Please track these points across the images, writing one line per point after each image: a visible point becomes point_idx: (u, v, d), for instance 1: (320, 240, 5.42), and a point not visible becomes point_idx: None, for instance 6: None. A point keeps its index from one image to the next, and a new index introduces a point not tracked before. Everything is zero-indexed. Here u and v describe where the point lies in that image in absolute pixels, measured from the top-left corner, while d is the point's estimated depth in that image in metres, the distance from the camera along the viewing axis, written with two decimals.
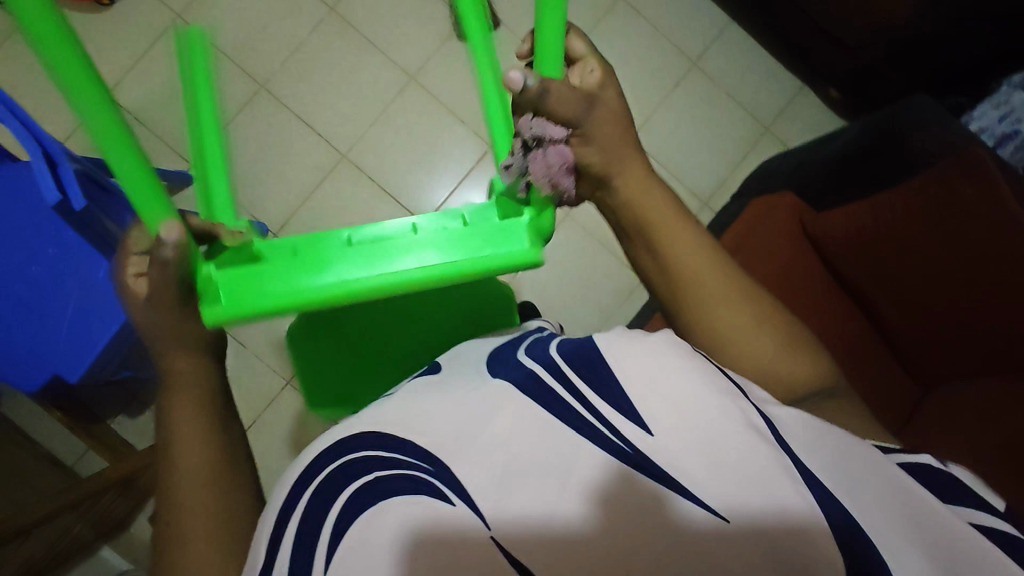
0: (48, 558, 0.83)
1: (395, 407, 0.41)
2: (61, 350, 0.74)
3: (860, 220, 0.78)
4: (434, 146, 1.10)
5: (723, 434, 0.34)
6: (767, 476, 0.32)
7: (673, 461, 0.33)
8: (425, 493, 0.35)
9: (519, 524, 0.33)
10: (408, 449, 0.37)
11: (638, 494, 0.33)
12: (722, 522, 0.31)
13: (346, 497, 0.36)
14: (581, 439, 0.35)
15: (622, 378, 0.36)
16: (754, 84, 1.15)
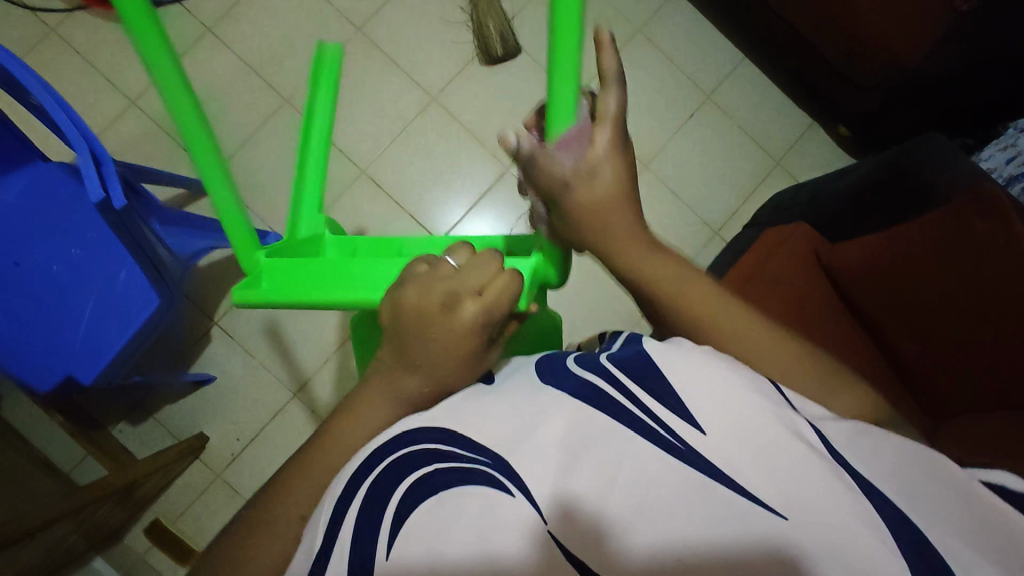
0: (42, 566, 0.80)
1: (453, 402, 0.40)
2: (75, 351, 0.73)
3: (874, 251, 0.80)
4: (451, 165, 1.11)
5: (774, 434, 0.33)
6: (827, 476, 0.31)
7: (728, 461, 0.33)
8: (486, 484, 0.34)
9: (577, 520, 0.32)
10: (470, 443, 0.37)
11: (691, 486, 0.32)
12: (779, 518, 0.30)
13: (404, 484, 0.36)
14: (633, 435, 0.35)
15: (674, 377, 0.36)
16: (766, 119, 1.19)
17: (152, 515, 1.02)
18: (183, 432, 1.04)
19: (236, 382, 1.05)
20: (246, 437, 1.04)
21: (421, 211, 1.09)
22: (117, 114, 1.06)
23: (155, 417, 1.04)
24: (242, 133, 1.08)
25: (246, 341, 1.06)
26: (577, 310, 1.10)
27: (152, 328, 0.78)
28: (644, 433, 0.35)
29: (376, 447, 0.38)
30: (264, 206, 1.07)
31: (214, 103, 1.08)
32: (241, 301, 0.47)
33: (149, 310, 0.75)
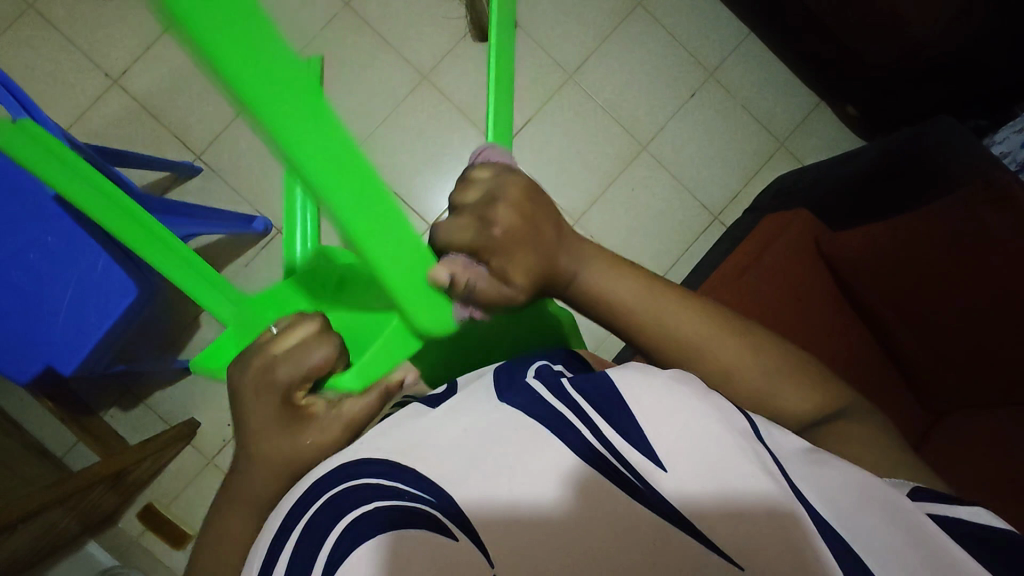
0: (31, 550, 0.80)
1: (398, 432, 0.43)
2: (56, 341, 0.72)
3: (874, 241, 0.76)
4: (443, 147, 1.08)
5: (727, 469, 0.38)
6: (776, 512, 0.36)
7: (688, 503, 0.37)
8: (425, 527, 0.37)
9: (524, 554, 0.37)
10: (410, 478, 0.39)
11: (662, 532, 0.37)
12: (737, 569, 0.35)
13: (341, 527, 0.37)
14: (594, 469, 0.39)
15: (636, 410, 0.41)
16: (771, 99, 1.14)
17: (145, 500, 1.02)
18: (174, 417, 1.04)
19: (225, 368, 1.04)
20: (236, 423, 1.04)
21: (413, 195, 1.07)
22: (99, 94, 1.03)
23: (146, 402, 1.03)
24: (228, 113, 1.05)
25: None
26: None
27: (133, 317, 0.77)
28: (606, 469, 0.39)
29: (317, 481, 0.40)
30: (253, 190, 1.04)
31: (198, 82, 1.05)
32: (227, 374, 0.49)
33: (128, 299, 0.74)
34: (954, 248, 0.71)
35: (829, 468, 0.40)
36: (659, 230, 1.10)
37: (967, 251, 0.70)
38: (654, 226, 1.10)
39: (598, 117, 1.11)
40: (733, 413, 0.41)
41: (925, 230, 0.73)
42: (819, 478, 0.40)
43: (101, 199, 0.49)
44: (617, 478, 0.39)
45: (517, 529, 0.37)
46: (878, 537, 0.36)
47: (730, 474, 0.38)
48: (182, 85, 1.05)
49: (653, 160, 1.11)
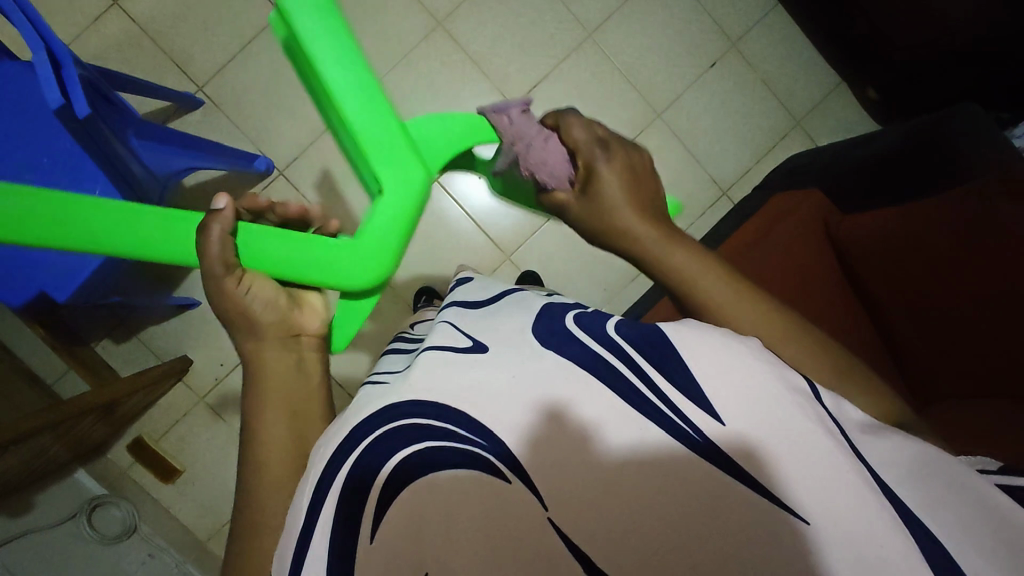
0: (22, 473, 0.81)
1: (445, 375, 0.40)
2: (51, 265, 0.71)
3: (886, 223, 0.76)
4: (454, 97, 1.05)
5: (795, 431, 0.35)
6: (849, 471, 0.34)
7: (751, 458, 0.35)
8: (480, 468, 0.36)
9: (570, 495, 0.35)
10: (461, 421, 0.38)
11: (731, 496, 0.34)
12: (802, 524, 0.33)
13: (393, 463, 0.37)
14: (649, 423, 0.36)
15: (694, 367, 0.38)
16: (792, 75, 1.12)
17: (135, 433, 1.02)
18: (166, 353, 1.03)
19: None
20: (229, 363, 1.04)
21: None
22: (99, 15, 0.99)
23: (139, 336, 1.02)
24: (232, 46, 1.01)
25: None
26: (573, 265, 1.08)
27: None
28: (658, 419, 0.36)
29: (370, 419, 0.39)
30: (257, 129, 1.02)
31: (203, 10, 1.00)
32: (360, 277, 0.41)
33: None
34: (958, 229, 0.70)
35: (882, 439, 0.37)
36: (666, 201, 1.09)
37: (970, 235, 0.69)
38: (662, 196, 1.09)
39: (615, 81, 1.08)
40: (792, 372, 0.39)
41: (928, 215, 0.73)
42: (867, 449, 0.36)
43: (126, 217, 0.37)
44: (674, 433, 0.36)
45: (563, 476, 0.35)
46: (930, 499, 0.34)
47: (798, 431, 0.35)
48: (187, 12, 1.00)
49: (667, 129, 1.09)
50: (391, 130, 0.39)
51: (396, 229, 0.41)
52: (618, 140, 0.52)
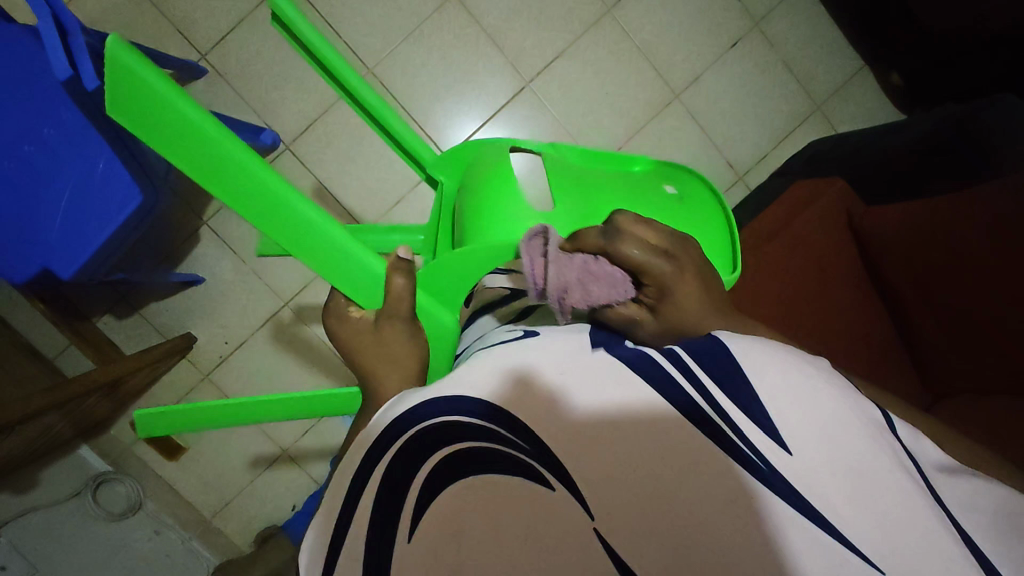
0: (27, 451, 0.80)
1: (487, 367, 0.38)
2: (54, 241, 0.68)
3: (914, 217, 0.75)
4: (467, 72, 1.01)
5: (870, 466, 0.33)
6: (923, 516, 0.32)
7: (824, 491, 0.32)
8: (523, 475, 0.34)
9: (621, 509, 0.32)
10: (503, 421, 0.35)
11: (793, 524, 0.31)
12: (880, 575, 0.31)
13: (437, 458, 0.36)
14: (702, 435, 0.34)
15: (760, 388, 0.35)
16: (815, 56, 1.08)
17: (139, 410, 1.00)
18: (170, 330, 1.01)
19: (225, 283, 1.01)
20: (234, 342, 1.02)
21: (431, 121, 1.01)
22: None
23: (142, 313, 1.00)
24: (237, 13, 0.97)
25: (237, 241, 1.00)
26: None
27: (136, 225, 0.73)
28: (721, 442, 0.34)
29: (406, 414, 0.38)
30: (264, 101, 0.98)
31: None
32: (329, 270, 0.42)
33: (128, 207, 0.69)
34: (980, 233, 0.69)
35: (951, 474, 0.36)
36: None
37: (996, 235, 0.68)
38: None
39: (632, 59, 1.05)
40: (864, 401, 0.37)
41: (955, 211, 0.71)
42: (943, 488, 0.35)
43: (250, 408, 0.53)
44: (735, 455, 0.33)
45: (615, 485, 0.33)
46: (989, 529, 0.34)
47: (873, 468, 0.33)
48: None
49: (685, 111, 1.07)
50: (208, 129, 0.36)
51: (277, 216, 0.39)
52: (676, 239, 0.47)
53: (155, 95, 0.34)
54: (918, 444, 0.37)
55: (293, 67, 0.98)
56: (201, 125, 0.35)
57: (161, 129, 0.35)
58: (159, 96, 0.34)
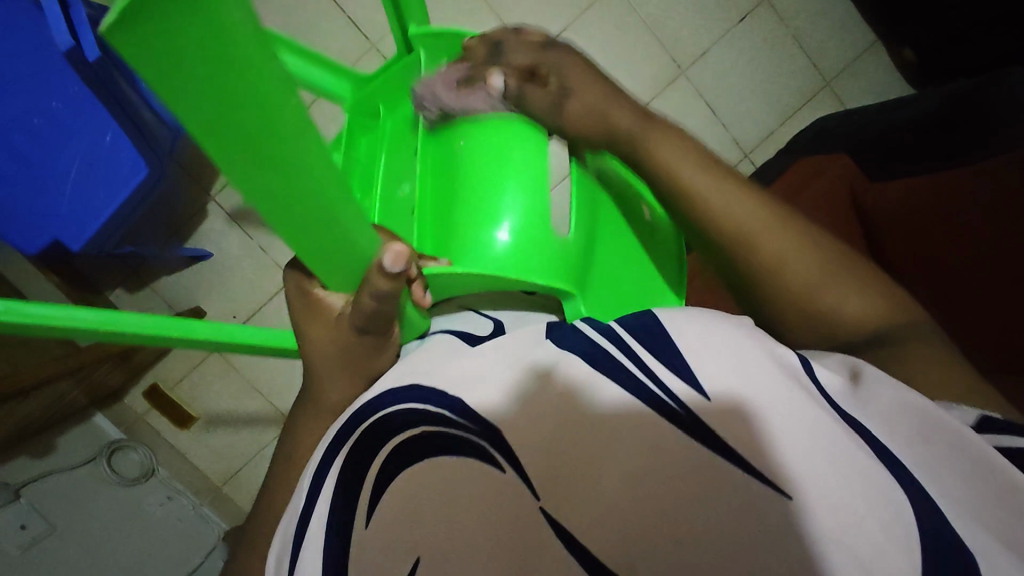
0: (42, 417, 0.83)
1: (450, 360, 0.42)
2: (64, 213, 0.70)
3: (916, 193, 0.74)
4: None
5: (779, 408, 0.36)
6: (836, 450, 0.34)
7: (735, 431, 0.35)
8: (473, 455, 0.37)
9: (568, 493, 0.35)
10: (457, 407, 0.38)
11: (711, 468, 0.34)
12: (785, 498, 0.33)
13: (387, 449, 0.37)
14: (635, 399, 0.37)
15: (685, 349, 0.39)
16: (825, 31, 1.06)
17: (151, 380, 1.03)
18: (179, 303, 1.03)
19: (231, 259, 1.03)
20: (241, 315, 1.04)
21: None
22: None
23: (152, 286, 1.03)
24: None
25: (243, 217, 1.02)
26: None
27: (142, 199, 0.74)
28: (652, 403, 0.37)
29: (369, 404, 0.40)
30: None
31: None
32: (319, 260, 0.37)
33: (134, 179, 0.71)
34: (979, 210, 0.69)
35: (873, 402, 0.38)
36: None
37: (998, 208, 0.68)
38: None
39: (637, 33, 1.04)
40: (781, 348, 0.40)
41: (960, 186, 0.71)
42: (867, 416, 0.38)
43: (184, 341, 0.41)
44: (661, 409, 0.37)
45: (563, 468, 0.36)
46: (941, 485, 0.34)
47: (791, 410, 0.36)
48: None
49: (690, 87, 1.05)
50: (260, 81, 0.26)
51: (298, 196, 0.31)
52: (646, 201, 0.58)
53: (226, 39, 0.23)
54: (832, 380, 0.40)
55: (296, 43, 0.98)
56: (275, 98, 0.27)
57: (219, 90, 0.24)
58: (243, 50, 0.24)
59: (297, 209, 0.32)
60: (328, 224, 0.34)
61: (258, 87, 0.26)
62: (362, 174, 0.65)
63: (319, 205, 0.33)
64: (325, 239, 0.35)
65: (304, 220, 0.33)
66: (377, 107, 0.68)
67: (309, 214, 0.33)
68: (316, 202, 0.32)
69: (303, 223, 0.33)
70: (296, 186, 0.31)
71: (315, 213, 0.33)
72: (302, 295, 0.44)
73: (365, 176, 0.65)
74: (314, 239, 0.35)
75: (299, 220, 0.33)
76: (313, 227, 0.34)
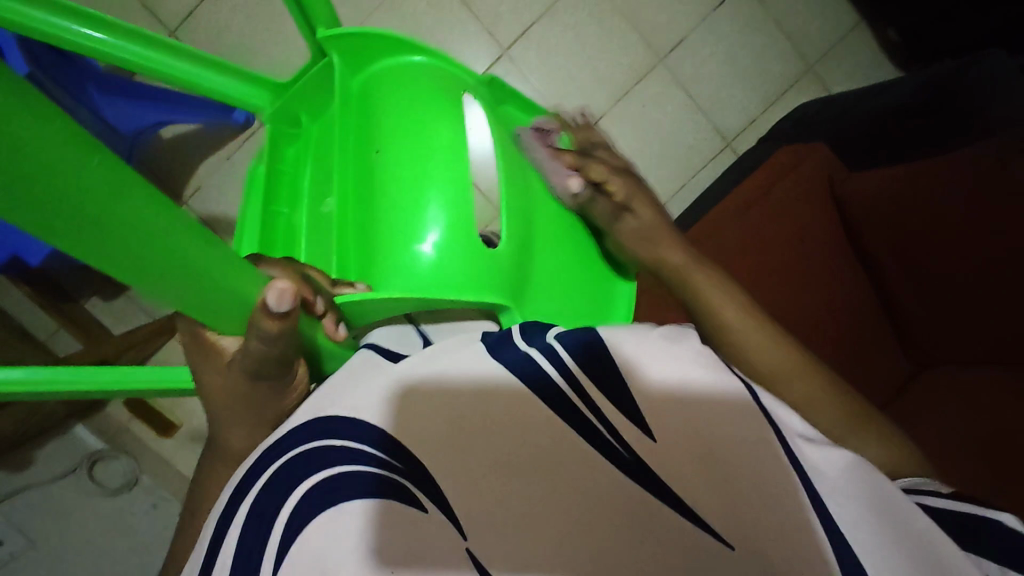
0: (19, 431, 0.82)
1: (370, 383, 0.41)
2: (22, 228, 0.69)
3: (892, 183, 0.72)
4: (440, 40, 0.98)
5: (721, 453, 0.38)
6: (769, 500, 0.36)
7: (678, 476, 0.37)
8: (391, 493, 0.36)
9: (494, 536, 0.36)
10: (383, 442, 0.38)
11: (650, 509, 0.37)
12: (728, 548, 0.36)
13: (299, 492, 0.36)
14: (582, 438, 0.38)
15: (631, 380, 0.39)
16: (807, 13, 1.03)
17: None
18: (155, 311, 1.03)
19: None
20: None
21: None
22: None
23: (128, 294, 1.02)
24: None
25: None
26: None
27: None
28: (596, 442, 0.38)
29: (286, 436, 0.39)
30: None
31: None
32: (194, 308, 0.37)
33: None
34: (959, 198, 0.67)
35: (825, 454, 0.39)
36: (667, 153, 1.03)
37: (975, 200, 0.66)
38: (663, 146, 1.03)
39: (613, 20, 1.01)
40: (733, 375, 0.40)
41: (936, 177, 0.69)
42: (810, 459, 0.38)
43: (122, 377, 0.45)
44: (613, 454, 0.38)
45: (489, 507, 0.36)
46: (862, 524, 0.36)
47: (732, 455, 0.38)
48: None
49: (669, 75, 1.03)
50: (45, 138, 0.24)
51: (143, 250, 0.30)
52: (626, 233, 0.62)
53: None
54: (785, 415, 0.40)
55: (263, 42, 0.96)
56: (84, 170, 0.26)
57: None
58: (27, 122, 0.23)
59: (148, 263, 0.31)
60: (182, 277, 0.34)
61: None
62: (288, 184, 0.65)
63: (170, 256, 0.32)
64: (189, 290, 0.35)
65: (159, 271, 0.32)
66: (298, 115, 0.66)
67: (159, 267, 0.32)
68: (166, 251, 0.32)
69: (158, 274, 0.33)
70: (139, 244, 0.30)
71: (166, 263, 0.32)
72: (195, 341, 0.43)
73: (291, 188, 0.65)
74: (174, 290, 0.34)
75: (152, 273, 0.32)
76: (172, 279, 0.33)
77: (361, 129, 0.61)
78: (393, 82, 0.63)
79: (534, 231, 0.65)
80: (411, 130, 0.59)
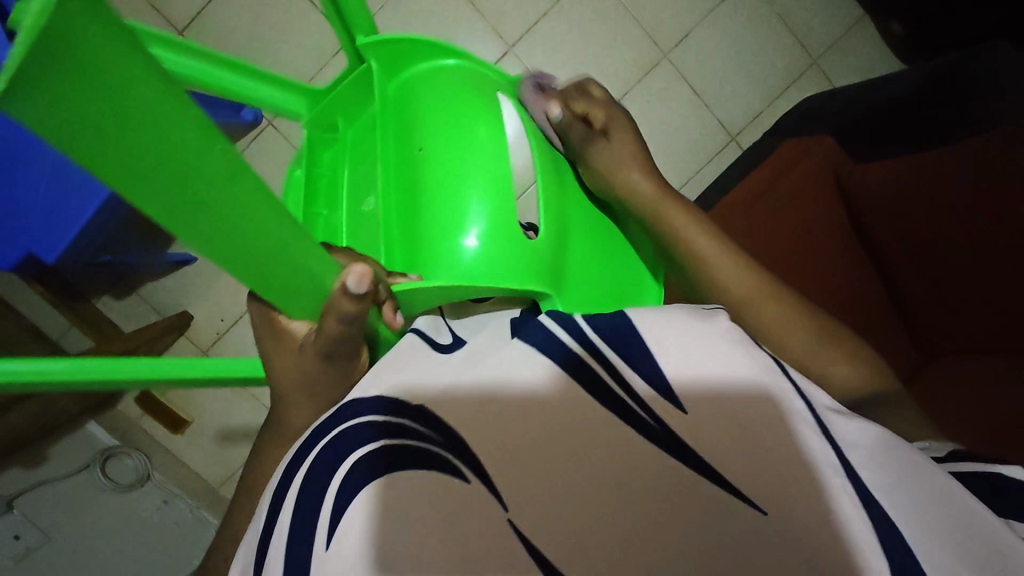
0: (33, 428, 0.83)
1: (410, 370, 0.42)
2: (37, 226, 0.69)
3: (898, 172, 0.73)
4: (445, 36, 0.99)
5: (752, 420, 0.36)
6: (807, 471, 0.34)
7: (704, 441, 0.35)
8: (433, 468, 0.36)
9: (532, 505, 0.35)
10: (422, 419, 0.38)
11: (681, 482, 0.35)
12: (761, 514, 0.33)
13: (343, 472, 0.36)
14: (607, 409, 0.37)
15: (658, 353, 0.38)
16: (811, 6, 1.04)
17: None
18: (166, 308, 1.04)
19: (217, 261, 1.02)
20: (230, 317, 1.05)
21: None
22: None
23: (139, 293, 1.03)
24: None
25: None
26: None
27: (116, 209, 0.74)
28: (622, 413, 0.37)
29: (328, 421, 0.40)
30: None
31: None
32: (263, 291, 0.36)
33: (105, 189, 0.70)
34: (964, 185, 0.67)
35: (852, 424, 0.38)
36: (673, 147, 1.04)
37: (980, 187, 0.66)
38: (669, 140, 1.04)
39: (617, 16, 1.01)
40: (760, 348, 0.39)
41: (941, 165, 0.69)
42: (836, 427, 0.37)
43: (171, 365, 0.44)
44: (637, 421, 0.37)
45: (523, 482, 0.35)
46: (899, 494, 0.34)
47: (761, 421, 0.36)
48: None
49: (673, 69, 1.03)
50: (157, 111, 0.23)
51: (224, 225, 0.29)
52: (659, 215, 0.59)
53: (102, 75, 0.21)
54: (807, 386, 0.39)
55: (270, 41, 0.97)
56: (178, 144, 0.24)
57: (93, 121, 0.21)
58: (145, 100, 0.23)
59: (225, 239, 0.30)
60: (253, 257, 0.33)
61: (171, 154, 0.25)
62: (326, 185, 0.66)
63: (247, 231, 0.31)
64: (261, 268, 0.34)
65: (239, 245, 0.31)
66: (336, 120, 0.67)
67: (237, 242, 0.31)
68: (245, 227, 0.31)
69: (234, 249, 0.32)
70: (220, 219, 0.29)
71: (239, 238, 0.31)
72: (266, 324, 0.45)
73: (327, 188, 0.65)
74: (247, 269, 0.34)
75: (229, 250, 0.31)
76: (249, 254, 0.32)
77: (396, 132, 0.62)
78: (428, 86, 0.64)
79: (568, 220, 0.65)
80: (445, 131, 0.60)
